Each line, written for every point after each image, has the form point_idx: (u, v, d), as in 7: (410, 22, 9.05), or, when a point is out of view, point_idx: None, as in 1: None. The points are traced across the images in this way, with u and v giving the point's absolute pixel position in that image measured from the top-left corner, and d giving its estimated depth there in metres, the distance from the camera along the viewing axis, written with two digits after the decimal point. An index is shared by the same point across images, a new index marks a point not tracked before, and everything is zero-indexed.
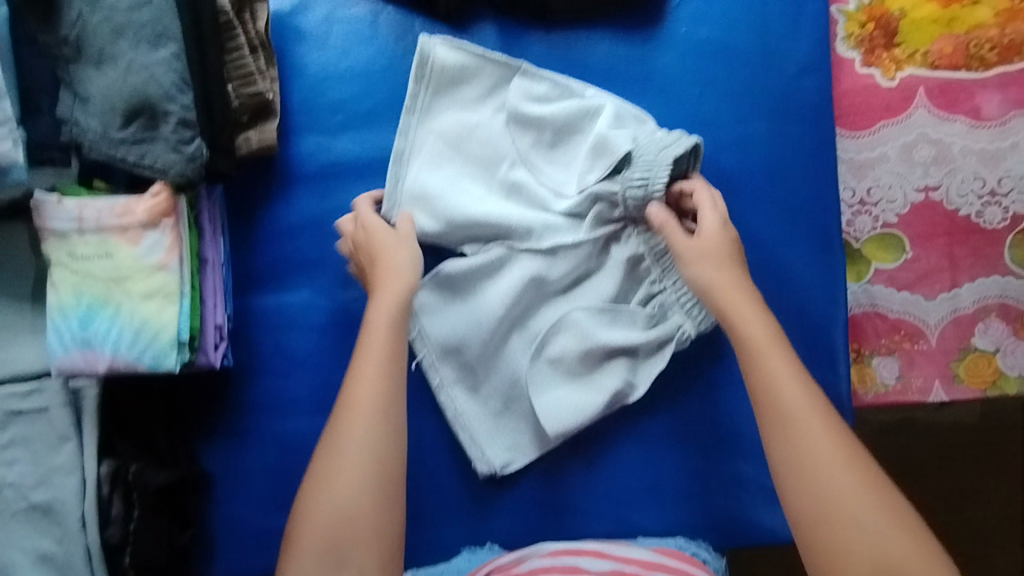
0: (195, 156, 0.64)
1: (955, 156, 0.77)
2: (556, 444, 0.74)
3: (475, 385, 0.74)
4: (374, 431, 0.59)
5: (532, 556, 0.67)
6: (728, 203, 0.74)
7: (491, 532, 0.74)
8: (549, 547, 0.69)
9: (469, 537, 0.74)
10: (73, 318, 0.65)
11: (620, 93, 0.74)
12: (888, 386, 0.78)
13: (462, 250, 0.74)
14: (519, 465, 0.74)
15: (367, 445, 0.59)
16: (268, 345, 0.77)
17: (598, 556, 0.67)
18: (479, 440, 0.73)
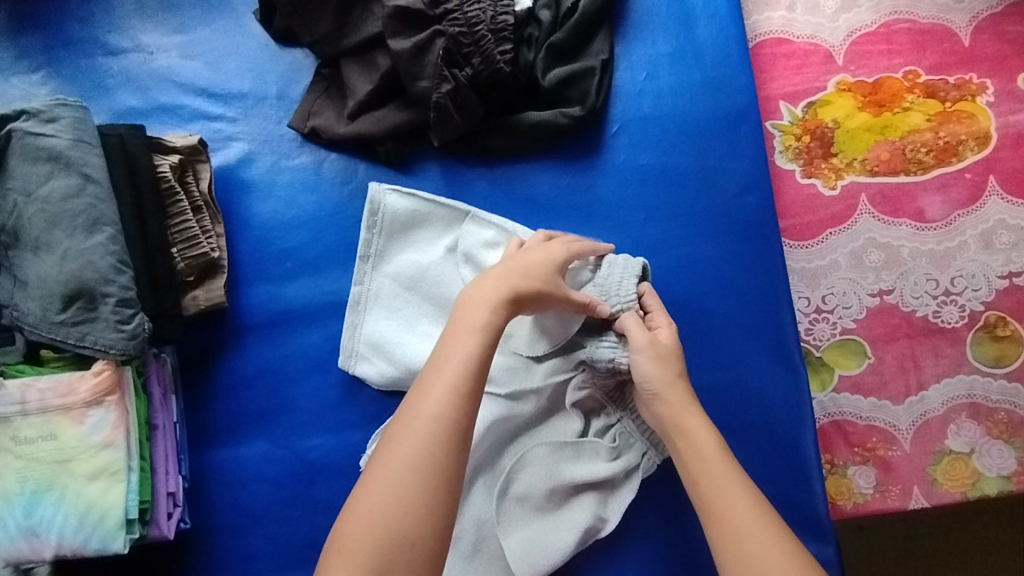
0: (136, 333, 0.63)
1: (905, 258, 0.77)
2: None
3: None
4: (443, 442, 0.55)
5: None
6: (684, 324, 0.74)
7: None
8: None
9: None
10: (16, 507, 0.63)
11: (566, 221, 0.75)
12: (866, 496, 0.75)
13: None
14: None
15: (429, 461, 0.54)
16: (226, 503, 0.74)
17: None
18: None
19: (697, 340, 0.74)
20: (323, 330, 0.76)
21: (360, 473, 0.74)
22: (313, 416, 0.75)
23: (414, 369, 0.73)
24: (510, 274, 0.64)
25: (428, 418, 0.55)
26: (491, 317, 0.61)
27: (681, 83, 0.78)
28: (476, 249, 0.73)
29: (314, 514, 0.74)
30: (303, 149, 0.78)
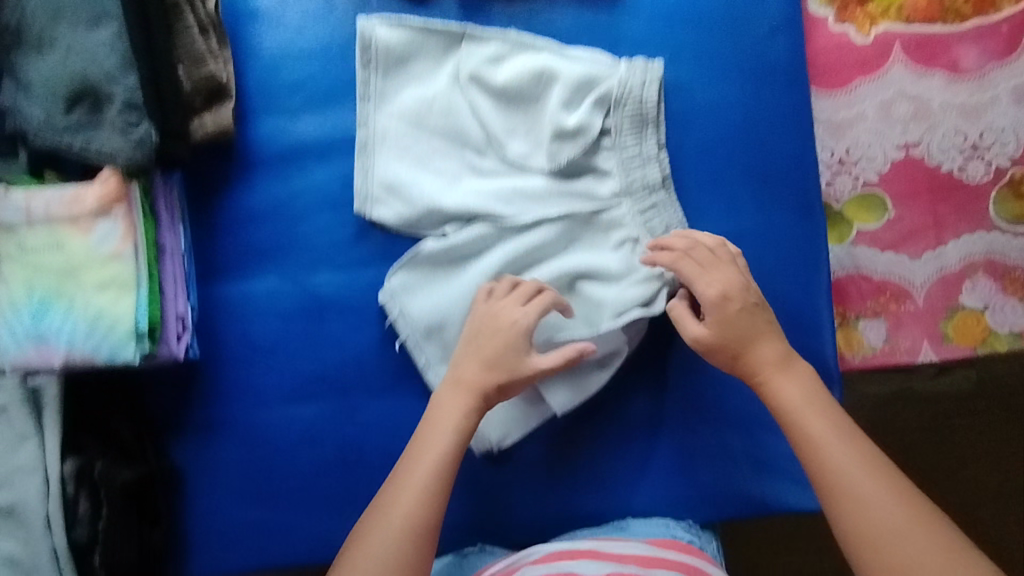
0: (144, 140, 0.62)
1: (935, 111, 0.74)
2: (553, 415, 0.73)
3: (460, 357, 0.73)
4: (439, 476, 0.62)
5: (522, 563, 0.66)
6: (703, 167, 0.72)
7: (485, 523, 0.74)
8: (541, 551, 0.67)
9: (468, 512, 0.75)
10: (25, 313, 0.63)
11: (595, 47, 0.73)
12: (876, 350, 0.76)
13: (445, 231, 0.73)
14: (515, 438, 0.73)
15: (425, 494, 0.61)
16: (234, 336, 0.74)
17: (592, 559, 0.64)
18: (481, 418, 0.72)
19: (714, 186, 0.72)
20: (334, 166, 0.74)
21: (372, 309, 0.74)
22: (322, 253, 0.74)
23: (437, 208, 0.72)
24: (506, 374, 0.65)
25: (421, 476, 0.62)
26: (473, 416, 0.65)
27: None
28: (481, 69, 0.71)
29: (324, 348, 0.74)
30: None
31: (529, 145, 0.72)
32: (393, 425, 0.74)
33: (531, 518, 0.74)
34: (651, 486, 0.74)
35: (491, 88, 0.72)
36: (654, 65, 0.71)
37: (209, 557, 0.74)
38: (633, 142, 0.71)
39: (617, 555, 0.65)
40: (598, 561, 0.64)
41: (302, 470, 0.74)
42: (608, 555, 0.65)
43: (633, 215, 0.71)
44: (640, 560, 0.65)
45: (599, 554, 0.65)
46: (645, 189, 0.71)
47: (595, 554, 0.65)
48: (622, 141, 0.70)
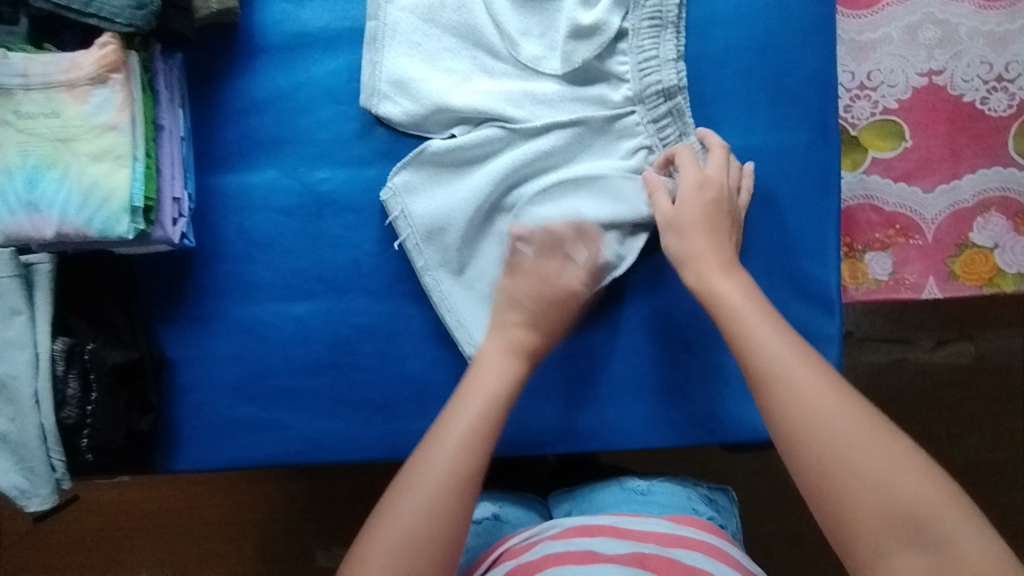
0: (144, 4, 0.60)
1: (962, 38, 0.72)
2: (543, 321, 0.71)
3: (460, 266, 0.71)
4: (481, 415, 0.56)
5: (540, 538, 0.63)
6: (719, 79, 0.71)
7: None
8: (559, 527, 0.64)
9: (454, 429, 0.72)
10: (18, 179, 0.61)
11: None
12: (879, 282, 0.74)
13: (452, 134, 0.71)
14: None
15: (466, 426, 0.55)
16: (231, 229, 0.73)
17: (613, 536, 0.61)
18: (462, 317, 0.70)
19: (730, 100, 0.71)
20: (341, 59, 0.72)
21: (371, 209, 0.73)
22: (324, 149, 0.73)
23: (446, 108, 0.70)
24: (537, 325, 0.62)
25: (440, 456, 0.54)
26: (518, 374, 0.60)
27: None
28: None
29: (322, 246, 0.73)
30: None
31: (541, 47, 0.70)
32: (385, 328, 0.73)
33: (522, 431, 0.73)
34: (645, 406, 0.73)
35: None
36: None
37: (193, 451, 0.74)
38: (651, 47, 0.68)
39: (638, 534, 0.61)
40: (621, 540, 0.60)
41: (293, 368, 0.73)
42: (629, 533, 0.62)
43: (646, 122, 0.69)
44: (663, 539, 0.61)
45: (621, 533, 0.62)
46: (661, 97, 0.69)
47: (616, 532, 0.62)
48: (640, 45, 0.68)
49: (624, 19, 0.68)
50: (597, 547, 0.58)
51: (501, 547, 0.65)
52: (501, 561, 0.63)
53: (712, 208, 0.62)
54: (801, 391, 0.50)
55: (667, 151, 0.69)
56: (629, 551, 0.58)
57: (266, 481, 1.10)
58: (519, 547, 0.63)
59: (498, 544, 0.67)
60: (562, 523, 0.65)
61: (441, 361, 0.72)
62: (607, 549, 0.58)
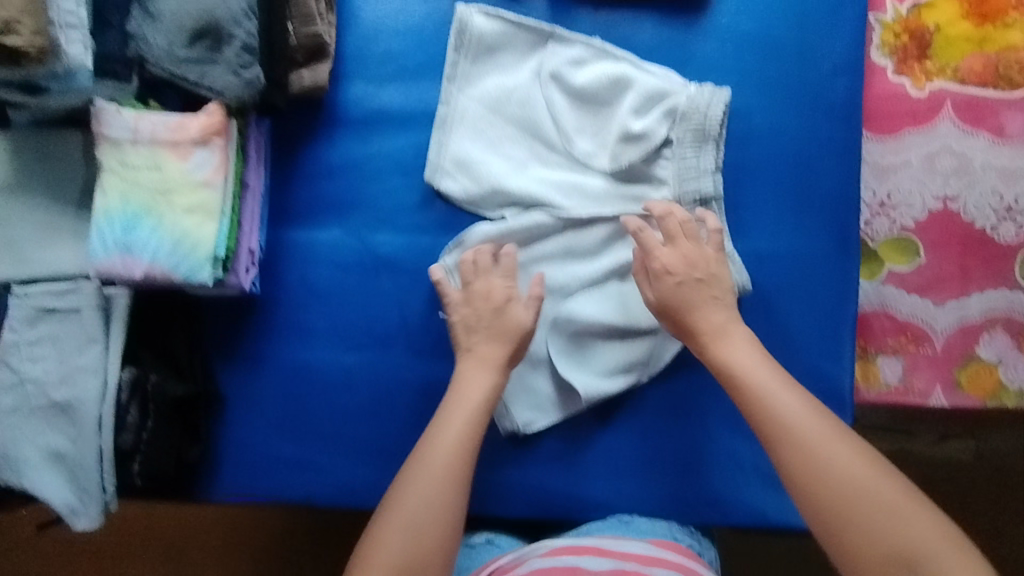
0: (252, 82, 0.67)
1: (976, 169, 0.79)
2: (582, 408, 0.76)
3: None
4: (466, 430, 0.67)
5: (531, 555, 0.67)
6: (750, 186, 0.77)
7: (499, 494, 0.77)
8: (549, 543, 0.68)
9: (483, 486, 0.77)
10: (117, 223, 0.68)
11: (670, 65, 0.78)
12: (890, 386, 0.79)
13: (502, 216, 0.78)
14: (541, 425, 0.76)
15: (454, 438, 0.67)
16: (293, 279, 0.79)
17: (599, 554, 0.65)
18: (507, 399, 0.76)
19: (759, 205, 0.77)
20: (411, 136, 0.79)
21: (425, 274, 0.79)
22: (387, 215, 0.79)
23: (500, 192, 0.77)
24: (495, 346, 0.71)
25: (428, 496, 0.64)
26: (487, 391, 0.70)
27: None
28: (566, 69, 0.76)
29: (374, 302, 0.79)
30: None
31: (593, 146, 0.77)
32: (425, 386, 0.78)
33: (543, 496, 0.77)
34: (663, 483, 0.77)
35: (571, 87, 0.77)
36: (722, 91, 0.75)
37: (233, 484, 0.78)
38: (692, 157, 0.75)
39: (621, 553, 0.66)
40: (607, 557, 0.65)
41: (337, 414, 0.78)
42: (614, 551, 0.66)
43: None
44: (646, 560, 0.66)
45: (605, 550, 0.66)
46: (701, 202, 0.75)
47: (601, 550, 0.66)
48: (683, 153, 0.75)
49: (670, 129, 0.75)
50: (583, 564, 0.64)
51: (493, 563, 0.69)
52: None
53: (700, 265, 0.70)
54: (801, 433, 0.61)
55: None
56: (610, 572, 0.63)
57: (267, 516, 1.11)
58: (510, 562, 0.67)
59: (491, 561, 0.71)
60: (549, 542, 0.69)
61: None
62: (591, 566, 0.64)
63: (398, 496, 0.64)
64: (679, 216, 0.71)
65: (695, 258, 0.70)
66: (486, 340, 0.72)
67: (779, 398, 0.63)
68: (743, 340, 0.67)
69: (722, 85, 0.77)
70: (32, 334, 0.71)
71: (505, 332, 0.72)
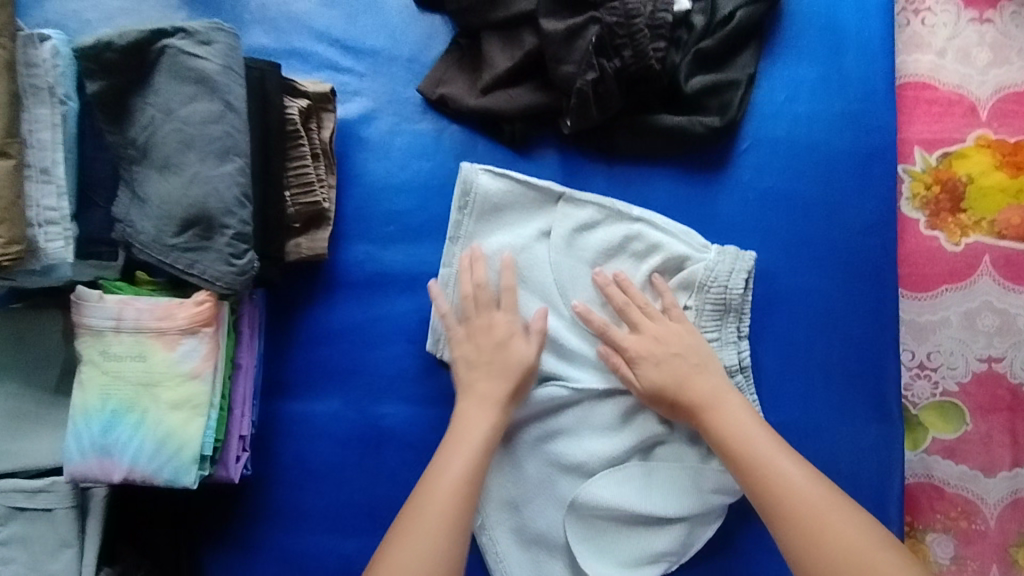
0: (246, 270, 0.62)
1: (1021, 328, 0.74)
2: None
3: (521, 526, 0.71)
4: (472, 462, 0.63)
5: None
6: (776, 352, 0.73)
7: None
8: None
9: None
10: (95, 423, 0.62)
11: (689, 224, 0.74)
12: (943, 566, 0.72)
13: None
14: None
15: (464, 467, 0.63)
16: (289, 456, 0.73)
17: None
18: None
19: (788, 373, 0.73)
20: (415, 300, 0.75)
21: (432, 449, 0.73)
22: (391, 385, 0.74)
23: None
24: (498, 382, 0.68)
25: (433, 527, 0.59)
26: (487, 429, 0.65)
27: (821, 111, 0.75)
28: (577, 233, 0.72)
29: (377, 482, 0.73)
30: (425, 115, 0.76)
31: (608, 315, 0.73)
32: None
33: None
34: None
35: (584, 250, 0.73)
36: (746, 254, 0.71)
37: None
38: (713, 328, 0.71)
39: None
40: None
41: None
42: None
43: None
44: None
45: None
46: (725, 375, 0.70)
47: None
48: (705, 323, 0.71)
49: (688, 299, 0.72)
50: None
51: None
52: None
53: (672, 342, 0.68)
54: (780, 473, 0.59)
55: None
56: None
57: None
58: None
59: None
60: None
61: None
62: None
63: (397, 540, 0.59)
64: (635, 302, 0.70)
65: (668, 339, 0.68)
66: (483, 374, 0.68)
67: (752, 439, 0.62)
68: (738, 407, 0.64)
69: (745, 247, 0.73)
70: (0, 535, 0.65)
71: (507, 369, 0.68)
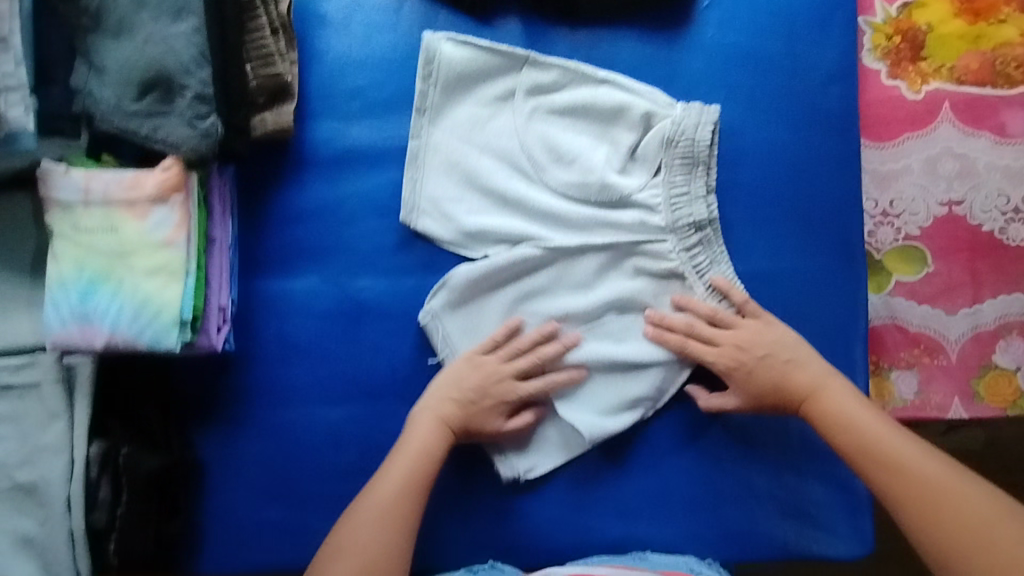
0: (209, 132, 0.63)
1: (980, 171, 0.76)
2: (587, 448, 0.73)
3: None
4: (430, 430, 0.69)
5: None
6: (743, 204, 0.74)
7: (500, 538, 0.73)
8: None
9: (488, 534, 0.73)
10: (73, 292, 0.63)
11: (654, 82, 0.74)
12: (906, 401, 0.76)
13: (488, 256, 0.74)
14: (543, 470, 0.72)
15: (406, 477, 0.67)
16: (271, 333, 0.74)
17: None
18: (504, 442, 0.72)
19: (755, 224, 0.74)
20: (385, 174, 0.75)
21: (410, 318, 0.74)
22: (366, 258, 0.75)
23: (482, 230, 0.73)
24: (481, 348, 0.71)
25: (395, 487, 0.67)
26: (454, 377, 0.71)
27: None
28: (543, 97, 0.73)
29: (358, 353, 0.74)
30: None
31: (577, 176, 0.73)
32: None
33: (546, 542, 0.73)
34: (676, 521, 0.73)
35: (551, 113, 0.74)
36: (711, 108, 0.71)
37: (220, 555, 0.73)
38: (681, 181, 0.71)
39: None
40: None
41: (329, 474, 0.73)
42: None
43: (678, 250, 0.71)
44: None
45: None
46: (694, 224, 0.71)
47: None
48: (672, 179, 0.71)
49: (659, 156, 0.72)
50: None
51: None
52: None
53: (756, 345, 0.68)
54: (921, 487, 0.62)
55: (699, 276, 0.72)
56: None
57: None
58: None
59: None
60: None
61: (471, 472, 0.73)
62: None
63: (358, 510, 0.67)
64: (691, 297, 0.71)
65: (746, 342, 0.69)
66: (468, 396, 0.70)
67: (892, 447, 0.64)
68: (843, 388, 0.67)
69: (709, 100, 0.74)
70: None
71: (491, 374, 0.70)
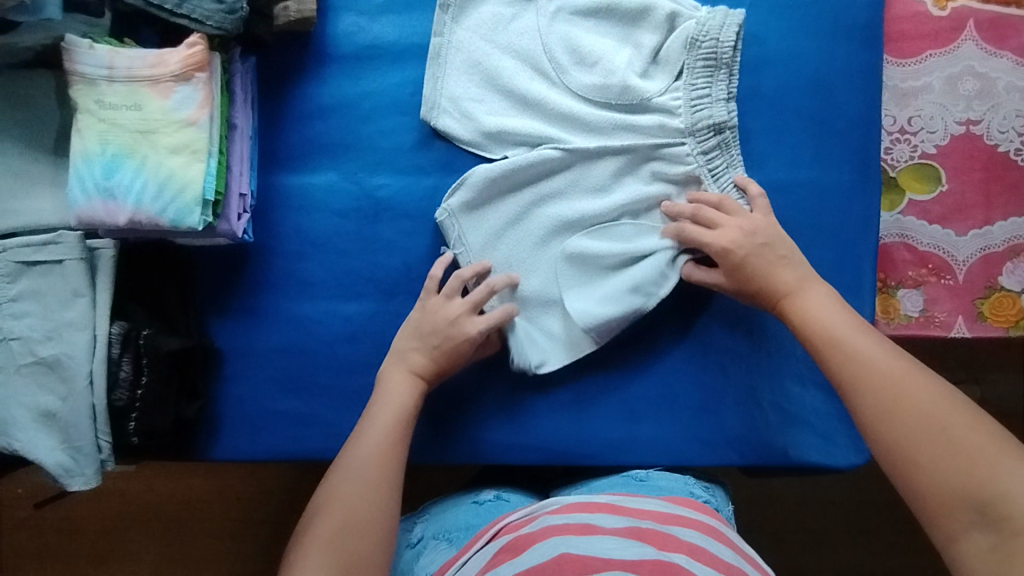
0: (234, 9, 0.64)
1: (1000, 91, 0.76)
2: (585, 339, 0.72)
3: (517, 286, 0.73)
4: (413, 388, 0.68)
5: (542, 512, 0.63)
6: (763, 114, 0.74)
7: (508, 443, 0.74)
8: (558, 502, 0.65)
9: (497, 434, 0.74)
10: (97, 166, 0.63)
11: None
12: (910, 318, 0.77)
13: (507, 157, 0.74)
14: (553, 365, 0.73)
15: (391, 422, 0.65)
16: (289, 227, 0.75)
17: (610, 513, 0.61)
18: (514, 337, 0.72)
19: (774, 134, 0.74)
20: (406, 72, 0.75)
21: (426, 217, 0.75)
22: (385, 156, 0.75)
23: (500, 130, 0.73)
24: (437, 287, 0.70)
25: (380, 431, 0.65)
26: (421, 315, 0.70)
27: None
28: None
29: (374, 250, 0.75)
30: None
31: (598, 77, 0.73)
32: None
33: (552, 447, 0.74)
34: (680, 428, 0.75)
35: (575, 14, 0.74)
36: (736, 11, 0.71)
37: (236, 442, 0.75)
38: (703, 84, 0.71)
39: (634, 511, 0.62)
40: (618, 516, 0.61)
41: (343, 366, 0.75)
42: (627, 510, 0.62)
43: (696, 154, 0.72)
44: (659, 516, 0.62)
45: (618, 509, 0.62)
46: (713, 128, 0.71)
47: (613, 508, 0.62)
48: (693, 83, 0.71)
49: (681, 59, 0.72)
50: (596, 521, 0.59)
51: (500, 522, 0.64)
52: (499, 534, 0.62)
53: (759, 232, 0.67)
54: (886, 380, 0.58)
55: (716, 181, 0.72)
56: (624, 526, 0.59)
57: (254, 488, 1.05)
58: (518, 520, 0.63)
59: (493, 523, 0.65)
60: (445, 520, 0.73)
61: (483, 370, 0.75)
62: (605, 524, 0.59)
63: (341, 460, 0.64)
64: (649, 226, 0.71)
65: (751, 228, 0.68)
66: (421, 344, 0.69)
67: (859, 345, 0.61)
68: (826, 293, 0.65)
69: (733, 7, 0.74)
70: (11, 291, 0.66)
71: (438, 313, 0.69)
